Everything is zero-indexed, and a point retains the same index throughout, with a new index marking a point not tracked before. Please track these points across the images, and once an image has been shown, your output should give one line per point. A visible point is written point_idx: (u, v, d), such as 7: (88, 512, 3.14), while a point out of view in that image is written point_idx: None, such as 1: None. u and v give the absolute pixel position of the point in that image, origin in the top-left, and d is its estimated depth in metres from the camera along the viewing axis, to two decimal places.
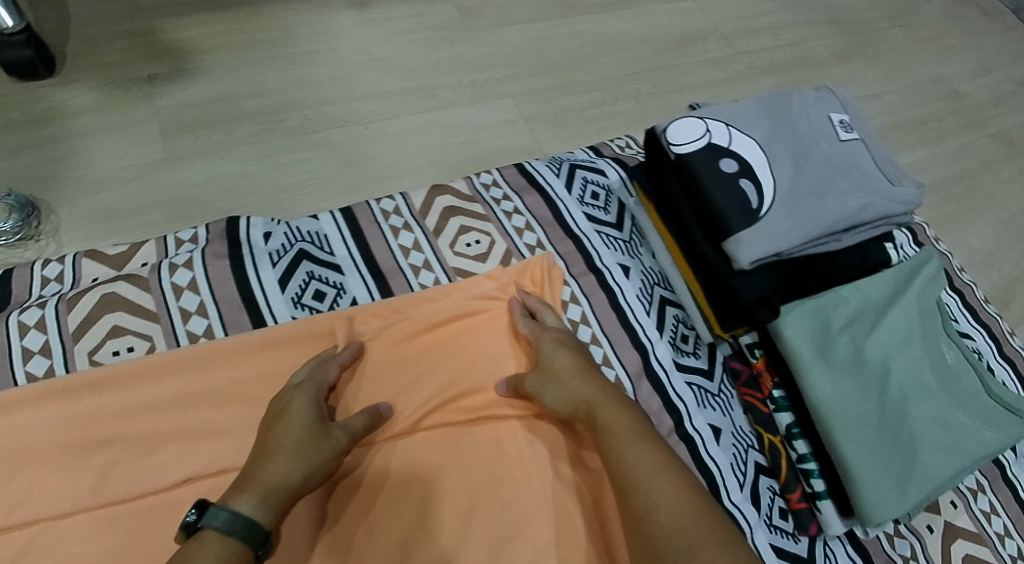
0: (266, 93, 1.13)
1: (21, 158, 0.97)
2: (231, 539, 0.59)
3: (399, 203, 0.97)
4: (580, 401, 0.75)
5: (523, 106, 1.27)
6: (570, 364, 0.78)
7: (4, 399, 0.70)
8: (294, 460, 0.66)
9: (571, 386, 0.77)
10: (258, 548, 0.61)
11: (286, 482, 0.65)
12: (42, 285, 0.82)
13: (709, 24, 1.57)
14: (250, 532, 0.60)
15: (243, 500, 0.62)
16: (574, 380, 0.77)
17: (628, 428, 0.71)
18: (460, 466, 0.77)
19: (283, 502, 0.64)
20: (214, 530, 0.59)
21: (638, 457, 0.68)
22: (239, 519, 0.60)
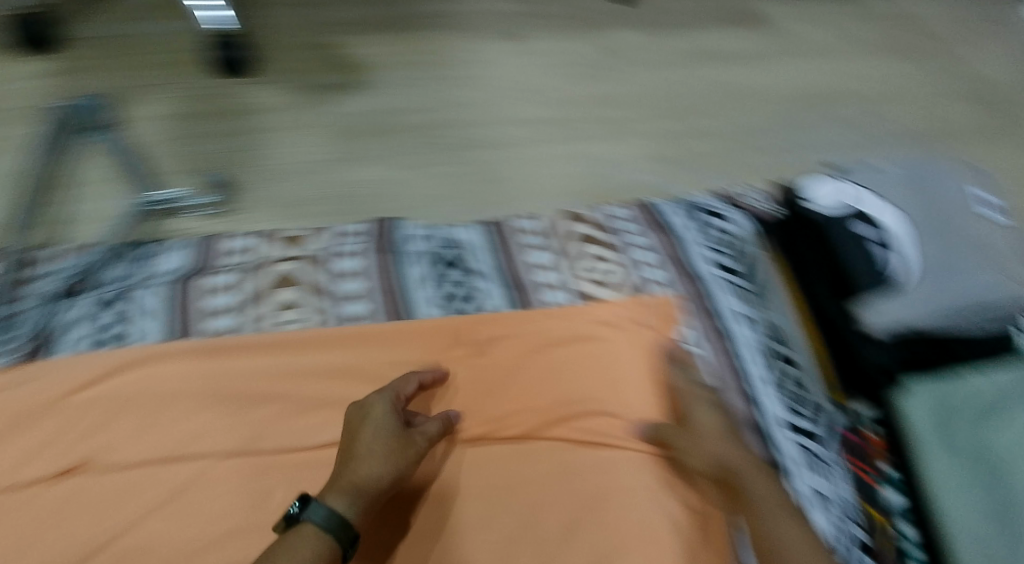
0: (426, 110, 1.23)
1: (219, 144, 1.15)
2: (324, 536, 0.64)
3: (540, 224, 1.08)
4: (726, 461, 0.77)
5: (659, 146, 1.30)
6: (716, 428, 0.81)
7: (192, 347, 0.84)
8: (374, 463, 0.70)
9: (718, 444, 0.79)
10: (347, 547, 0.65)
11: (376, 483, 0.69)
12: (228, 256, 0.97)
13: (856, 86, 1.53)
14: (343, 530, 0.65)
15: (336, 498, 0.67)
16: (723, 442, 0.79)
17: (777, 500, 0.73)
18: (569, 483, 0.81)
19: (368, 502, 0.69)
20: (313, 523, 0.64)
21: (786, 529, 0.70)
22: (335, 516, 0.65)
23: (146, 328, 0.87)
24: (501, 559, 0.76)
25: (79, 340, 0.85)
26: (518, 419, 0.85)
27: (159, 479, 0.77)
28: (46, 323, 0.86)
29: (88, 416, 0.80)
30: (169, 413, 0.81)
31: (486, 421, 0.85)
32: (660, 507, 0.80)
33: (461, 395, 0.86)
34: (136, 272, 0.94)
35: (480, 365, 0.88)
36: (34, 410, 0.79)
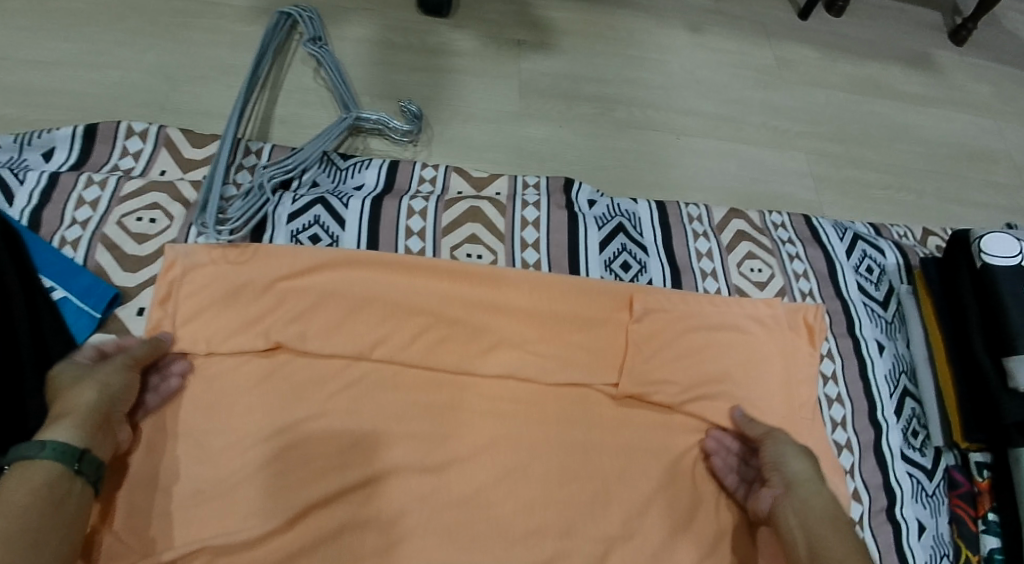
0: (605, 84, 1.28)
1: (414, 77, 1.17)
2: (40, 461, 0.64)
3: (702, 212, 1.09)
4: (815, 524, 0.75)
5: (815, 163, 1.34)
6: (815, 487, 0.78)
7: (379, 258, 0.87)
8: (87, 389, 0.71)
9: (786, 451, 0.82)
10: (74, 465, 0.65)
11: (84, 404, 0.69)
12: (419, 182, 1.02)
13: (1003, 148, 1.54)
14: (61, 452, 0.65)
15: (57, 429, 0.66)
16: (790, 449, 0.82)
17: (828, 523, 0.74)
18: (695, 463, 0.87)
19: (90, 423, 0.68)
20: (26, 454, 0.64)
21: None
22: (48, 443, 0.65)
23: (349, 236, 0.91)
24: (635, 512, 0.83)
25: (288, 235, 0.90)
26: (668, 390, 0.88)
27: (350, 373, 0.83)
28: (259, 210, 0.91)
29: (292, 306, 0.83)
30: (357, 318, 0.85)
31: (641, 384, 0.88)
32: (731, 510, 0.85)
33: (627, 360, 0.89)
34: (336, 182, 0.99)
35: (641, 335, 0.90)
36: (242, 292, 0.83)
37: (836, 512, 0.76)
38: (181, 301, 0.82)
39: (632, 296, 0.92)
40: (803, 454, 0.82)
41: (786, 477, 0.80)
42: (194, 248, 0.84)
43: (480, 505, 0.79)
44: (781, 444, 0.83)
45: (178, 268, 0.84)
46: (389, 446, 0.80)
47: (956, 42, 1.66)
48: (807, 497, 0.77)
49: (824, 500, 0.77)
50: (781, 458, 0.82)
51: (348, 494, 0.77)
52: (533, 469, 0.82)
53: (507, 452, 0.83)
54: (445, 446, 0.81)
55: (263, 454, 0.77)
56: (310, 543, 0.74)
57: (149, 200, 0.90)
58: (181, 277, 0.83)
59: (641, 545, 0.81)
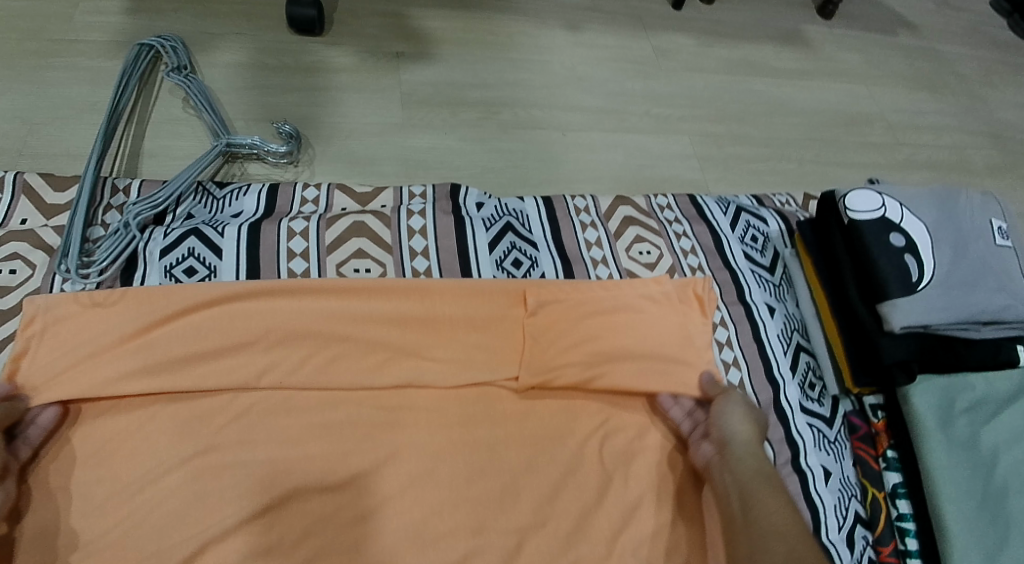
0: (488, 87, 1.29)
1: (291, 97, 1.16)
2: None
3: (589, 203, 1.12)
4: (747, 481, 0.80)
5: (699, 145, 1.39)
6: (751, 446, 0.83)
7: (268, 286, 0.86)
8: None
9: (733, 411, 0.86)
10: None
11: None
12: (301, 203, 1.00)
13: (876, 110, 1.63)
14: None
15: None
16: (737, 411, 0.86)
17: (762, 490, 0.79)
18: (602, 443, 0.88)
19: None
20: None
21: (774, 545, 0.73)
22: None
23: (227, 265, 0.89)
24: (546, 500, 0.83)
25: (161, 271, 0.87)
26: (568, 373, 0.88)
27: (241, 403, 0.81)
28: (128, 247, 0.88)
29: (165, 342, 0.81)
30: (239, 345, 0.83)
31: (541, 375, 0.88)
32: (643, 481, 0.87)
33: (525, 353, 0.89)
34: (213, 211, 0.97)
35: (538, 328, 0.91)
36: (109, 339, 0.80)
37: (768, 471, 0.81)
38: (44, 358, 0.78)
39: (524, 292, 0.93)
40: (752, 417, 0.87)
41: (726, 435, 0.84)
42: (60, 298, 0.81)
43: (387, 516, 0.79)
44: (732, 404, 0.87)
45: (39, 323, 0.79)
46: (286, 470, 0.78)
47: (824, 17, 1.75)
48: (742, 457, 0.82)
49: (758, 459, 0.82)
50: (726, 417, 0.86)
51: (245, 525, 0.75)
52: (439, 472, 0.82)
53: (409, 460, 0.82)
54: (345, 463, 0.80)
55: (155, 496, 0.74)
56: None
57: (8, 251, 0.86)
58: (41, 332, 0.79)
59: (554, 531, 0.82)
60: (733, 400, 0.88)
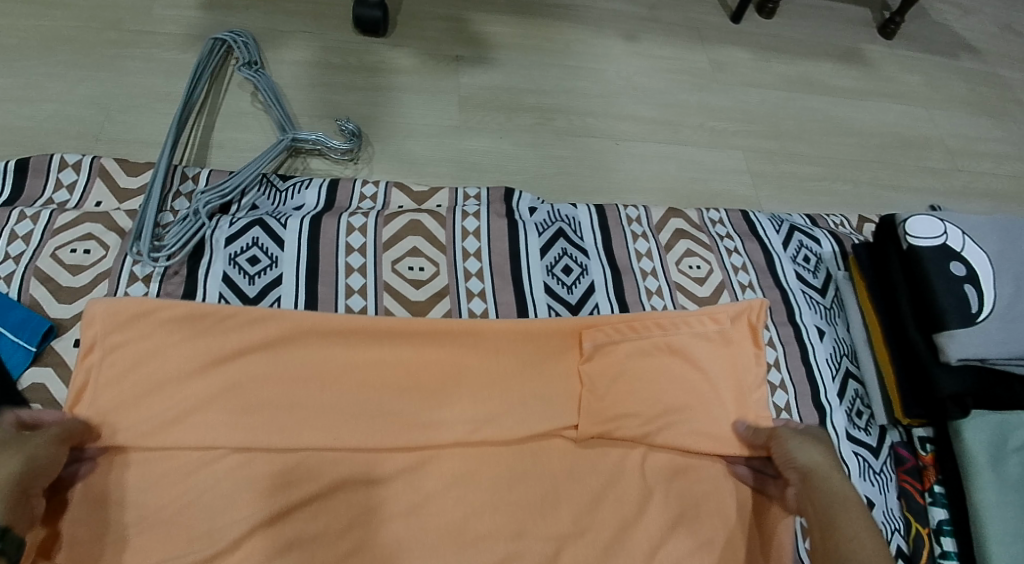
0: (543, 94, 1.31)
1: (353, 95, 1.18)
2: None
3: (641, 213, 1.12)
4: (832, 504, 0.77)
5: (752, 160, 1.38)
6: (831, 472, 0.81)
7: (309, 328, 0.83)
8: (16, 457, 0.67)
9: (804, 441, 0.84)
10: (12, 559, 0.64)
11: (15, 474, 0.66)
12: (359, 199, 1.03)
13: (935, 134, 1.60)
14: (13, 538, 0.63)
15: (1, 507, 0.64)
16: (804, 441, 0.84)
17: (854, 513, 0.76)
18: (642, 456, 0.89)
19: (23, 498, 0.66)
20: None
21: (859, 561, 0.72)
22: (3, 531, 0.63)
23: (288, 256, 0.91)
24: (586, 510, 0.84)
25: (225, 258, 0.89)
26: (626, 402, 0.89)
27: (293, 394, 0.82)
28: (196, 234, 0.90)
29: (220, 357, 0.81)
30: (284, 364, 0.83)
31: (598, 396, 0.89)
32: (687, 500, 0.87)
33: (581, 397, 0.89)
34: (276, 203, 1.00)
35: (592, 373, 0.89)
36: (168, 370, 0.79)
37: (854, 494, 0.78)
38: (105, 387, 0.77)
39: (579, 331, 0.89)
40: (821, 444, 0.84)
41: (803, 465, 0.81)
42: (119, 308, 0.78)
43: (429, 513, 0.80)
44: (796, 436, 0.85)
45: (96, 351, 0.78)
46: (336, 460, 0.81)
47: (885, 36, 1.73)
48: (827, 480, 0.80)
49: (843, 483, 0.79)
50: (799, 446, 0.83)
51: (293, 512, 0.77)
52: (483, 473, 0.84)
53: (454, 460, 0.84)
54: (390, 459, 0.82)
55: (212, 477, 0.77)
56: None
57: (83, 231, 0.89)
58: (100, 362, 0.77)
59: (593, 541, 0.82)
60: (793, 433, 0.85)
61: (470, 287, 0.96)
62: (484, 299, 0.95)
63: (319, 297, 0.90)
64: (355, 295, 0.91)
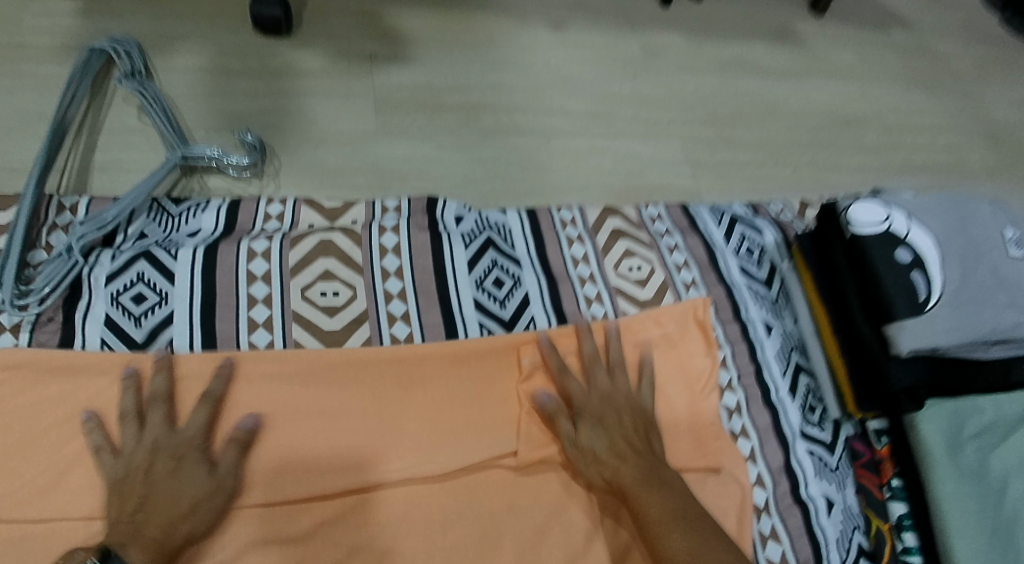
0: (467, 91, 1.22)
1: (256, 103, 1.08)
2: None
3: (576, 215, 1.05)
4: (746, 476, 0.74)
5: (690, 150, 1.33)
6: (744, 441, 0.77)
7: (222, 366, 0.76)
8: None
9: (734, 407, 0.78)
10: None
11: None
12: (264, 220, 0.93)
13: (871, 111, 1.57)
14: None
15: None
16: None
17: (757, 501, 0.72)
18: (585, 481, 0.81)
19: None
20: None
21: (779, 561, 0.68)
22: None
23: (180, 291, 0.81)
24: (530, 545, 0.76)
25: (107, 299, 0.79)
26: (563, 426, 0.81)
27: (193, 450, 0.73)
28: (70, 273, 0.79)
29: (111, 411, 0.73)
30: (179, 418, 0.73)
31: (538, 421, 0.81)
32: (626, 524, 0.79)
33: (520, 419, 0.82)
34: (168, 230, 0.89)
35: (533, 394, 0.83)
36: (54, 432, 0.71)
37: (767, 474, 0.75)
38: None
39: (520, 347, 0.85)
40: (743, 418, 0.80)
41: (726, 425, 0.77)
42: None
43: None
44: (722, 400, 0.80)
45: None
46: (247, 518, 0.71)
47: (817, 13, 1.70)
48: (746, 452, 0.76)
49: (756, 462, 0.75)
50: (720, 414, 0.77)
51: None
52: (413, 517, 0.75)
53: (381, 505, 0.75)
54: (309, 511, 0.73)
55: None
56: None
57: None
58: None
59: None
60: None
61: (392, 310, 0.87)
62: (408, 323, 0.87)
63: (218, 335, 0.80)
64: (259, 330, 0.81)
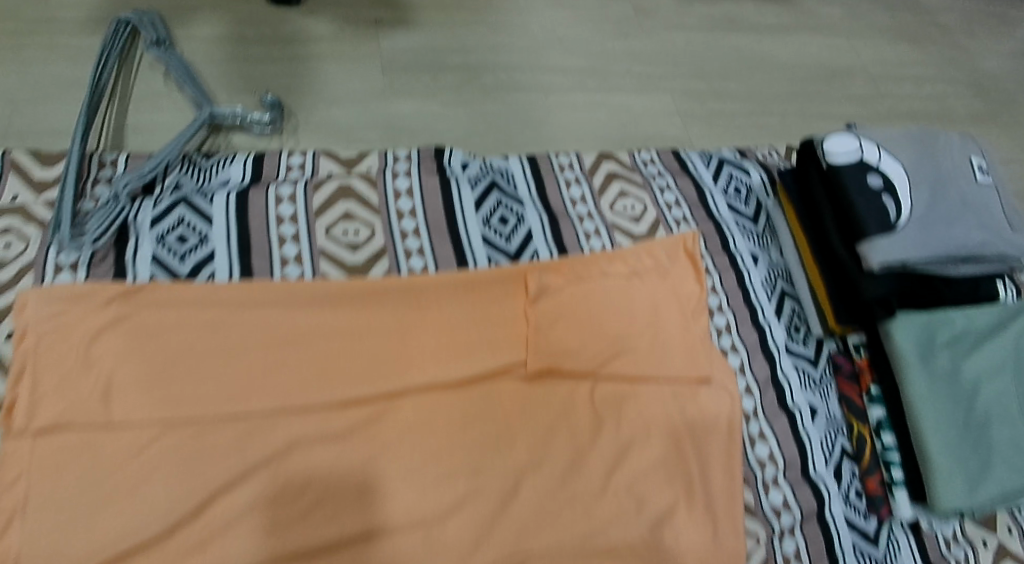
0: (467, 52, 1.30)
1: (272, 67, 1.16)
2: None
3: (573, 160, 1.13)
4: None
5: (680, 102, 1.40)
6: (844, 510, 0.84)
7: (257, 294, 0.85)
8: (37, 393, 0.75)
9: None
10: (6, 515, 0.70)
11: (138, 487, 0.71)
12: (287, 170, 1.01)
13: (857, 62, 1.64)
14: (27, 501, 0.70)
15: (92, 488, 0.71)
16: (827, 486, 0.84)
17: None
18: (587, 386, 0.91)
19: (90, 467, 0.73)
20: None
21: None
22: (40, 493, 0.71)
23: (217, 232, 0.90)
24: (540, 444, 0.86)
25: (153, 239, 0.88)
26: (567, 344, 0.91)
27: (237, 367, 0.81)
28: (118, 217, 0.88)
29: (157, 334, 0.80)
30: (222, 339, 0.82)
31: (545, 338, 0.91)
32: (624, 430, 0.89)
33: (528, 338, 0.91)
34: (200, 181, 0.97)
35: (539, 315, 0.92)
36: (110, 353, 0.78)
37: None
38: (49, 367, 0.76)
39: (525, 276, 0.94)
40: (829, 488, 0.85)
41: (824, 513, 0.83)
42: (52, 291, 0.79)
43: (387, 464, 0.81)
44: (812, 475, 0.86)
45: (32, 336, 0.77)
46: (285, 421, 0.80)
47: None
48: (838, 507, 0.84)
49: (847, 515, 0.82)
50: None
51: (254, 473, 0.77)
52: (435, 420, 0.84)
53: (407, 410, 0.84)
54: (343, 414, 0.82)
55: (158, 457, 0.75)
56: (221, 528, 0.73)
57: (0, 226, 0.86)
58: (36, 345, 0.77)
59: (550, 472, 0.84)
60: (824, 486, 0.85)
61: (408, 245, 0.96)
62: (422, 256, 0.95)
63: (254, 269, 0.89)
64: (291, 264, 0.90)
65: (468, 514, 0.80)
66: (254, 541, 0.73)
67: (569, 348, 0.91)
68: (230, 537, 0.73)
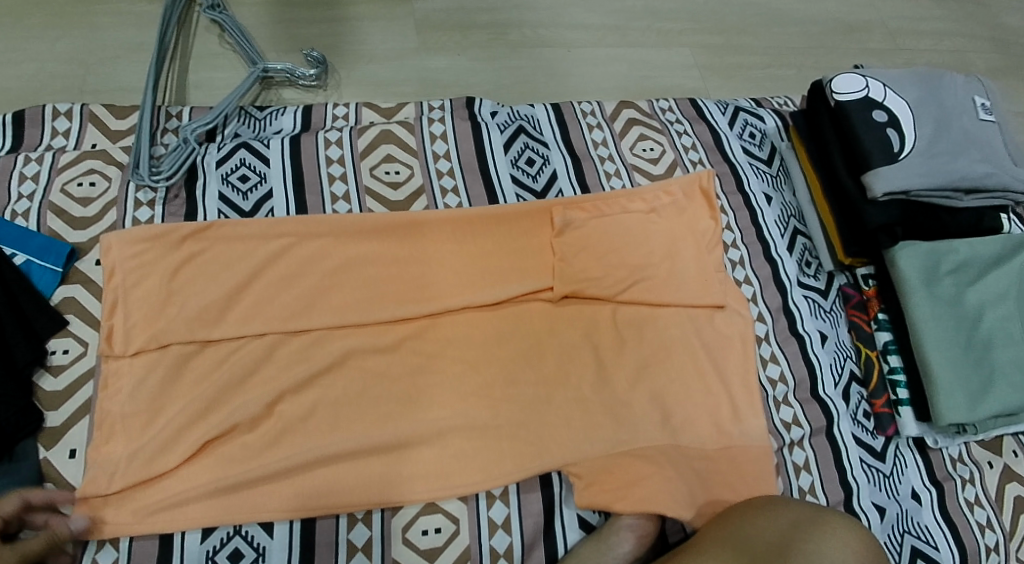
0: (495, 10, 1.37)
1: (315, 29, 1.25)
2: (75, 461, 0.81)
3: (595, 107, 1.21)
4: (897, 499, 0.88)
5: (699, 57, 1.47)
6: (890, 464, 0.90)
7: (308, 227, 0.94)
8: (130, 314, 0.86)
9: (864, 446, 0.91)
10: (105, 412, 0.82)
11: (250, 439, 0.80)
12: (332, 119, 1.11)
13: (876, 18, 1.67)
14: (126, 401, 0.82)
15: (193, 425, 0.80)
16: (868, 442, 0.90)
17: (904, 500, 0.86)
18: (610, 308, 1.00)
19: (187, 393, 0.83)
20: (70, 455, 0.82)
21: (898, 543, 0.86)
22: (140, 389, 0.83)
23: (274, 172, 1.00)
24: (565, 360, 0.95)
25: (219, 179, 0.98)
26: (590, 270, 0.99)
27: (298, 289, 0.91)
28: (188, 159, 0.98)
29: (229, 260, 0.91)
30: (284, 264, 0.92)
31: (569, 265, 0.99)
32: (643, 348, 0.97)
33: (556, 265, 0.99)
34: (256, 130, 1.08)
35: (564, 245, 1.00)
36: (191, 278, 0.89)
37: None
38: (138, 292, 0.87)
39: (551, 211, 1.02)
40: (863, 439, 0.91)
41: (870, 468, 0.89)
42: (131, 234, 0.88)
43: (430, 374, 0.91)
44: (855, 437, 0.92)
45: (119, 273, 0.88)
46: (341, 335, 0.91)
47: None
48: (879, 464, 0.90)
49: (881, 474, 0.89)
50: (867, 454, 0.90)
51: (315, 379, 0.88)
52: (472, 337, 0.95)
53: (448, 326, 0.95)
54: (390, 331, 0.93)
55: (236, 364, 0.86)
56: (290, 424, 0.85)
57: (86, 167, 0.97)
58: (125, 280, 0.87)
59: (575, 383, 0.94)
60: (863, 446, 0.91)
61: (444, 184, 1.05)
62: (457, 194, 1.05)
63: (308, 205, 0.99)
64: (339, 201, 1.00)
65: (503, 417, 0.90)
66: (320, 434, 0.85)
67: (592, 274, 0.98)
68: (299, 432, 0.85)
